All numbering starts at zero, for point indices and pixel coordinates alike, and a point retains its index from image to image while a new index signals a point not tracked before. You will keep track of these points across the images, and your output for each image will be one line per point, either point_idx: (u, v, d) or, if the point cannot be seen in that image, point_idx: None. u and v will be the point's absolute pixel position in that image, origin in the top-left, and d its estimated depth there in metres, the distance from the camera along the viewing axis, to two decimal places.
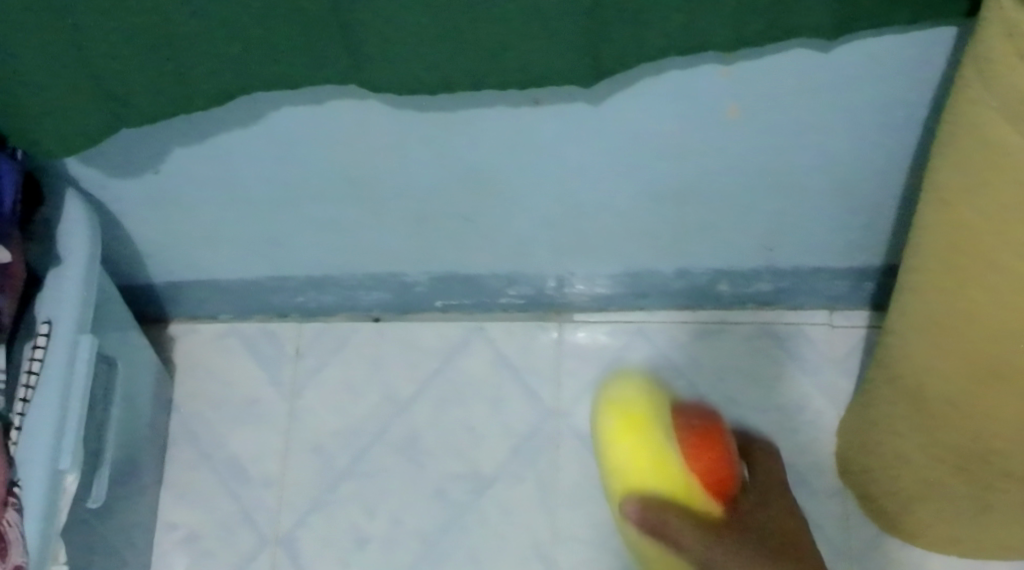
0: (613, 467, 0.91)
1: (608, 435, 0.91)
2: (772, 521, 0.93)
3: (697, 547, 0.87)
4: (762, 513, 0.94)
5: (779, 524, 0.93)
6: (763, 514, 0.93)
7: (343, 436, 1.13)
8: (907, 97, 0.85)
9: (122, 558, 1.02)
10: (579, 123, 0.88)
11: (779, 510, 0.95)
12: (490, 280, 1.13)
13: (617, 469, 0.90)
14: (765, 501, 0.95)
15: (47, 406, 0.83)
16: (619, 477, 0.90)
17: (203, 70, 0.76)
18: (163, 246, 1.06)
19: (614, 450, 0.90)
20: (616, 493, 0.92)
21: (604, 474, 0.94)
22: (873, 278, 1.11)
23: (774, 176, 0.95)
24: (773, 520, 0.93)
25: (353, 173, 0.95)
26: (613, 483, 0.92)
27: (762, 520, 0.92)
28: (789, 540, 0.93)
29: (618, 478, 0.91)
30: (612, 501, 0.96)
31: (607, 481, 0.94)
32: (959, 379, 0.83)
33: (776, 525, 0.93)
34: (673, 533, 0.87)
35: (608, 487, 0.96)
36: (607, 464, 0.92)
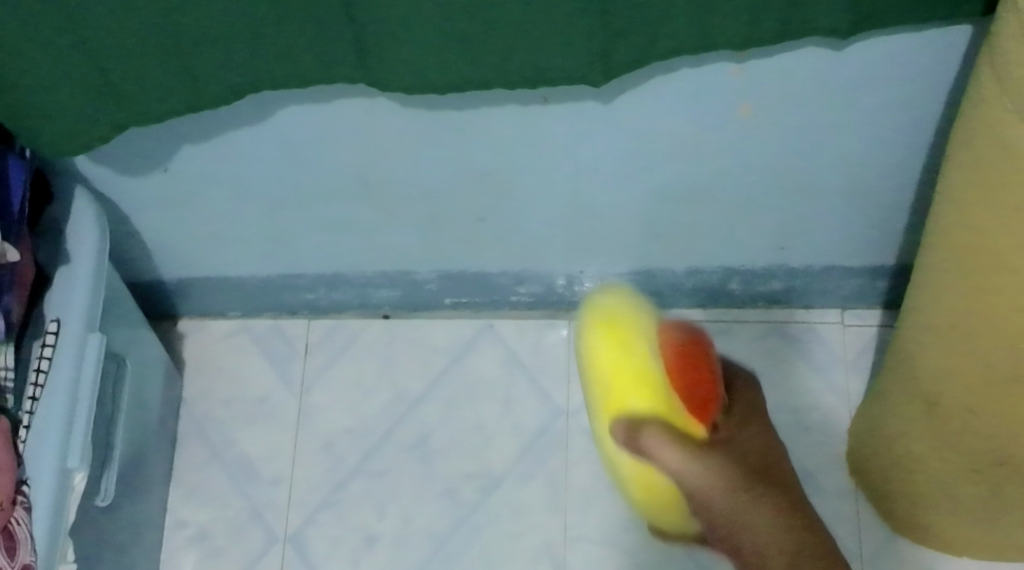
0: (595, 381, 0.82)
1: (592, 351, 0.82)
2: (761, 441, 0.78)
3: (681, 470, 0.74)
4: (741, 433, 0.77)
5: (766, 448, 0.77)
6: (753, 436, 0.78)
7: (352, 434, 1.13)
8: (922, 96, 0.84)
9: (131, 556, 1.02)
10: (589, 121, 0.87)
11: (764, 438, 0.78)
12: (500, 279, 1.12)
13: (599, 381, 0.81)
14: (750, 423, 0.79)
15: (56, 404, 0.83)
16: (603, 391, 0.81)
17: (210, 69, 0.76)
18: (172, 243, 1.06)
19: (596, 363, 0.82)
20: (602, 412, 0.82)
21: (590, 394, 0.85)
22: (886, 277, 1.10)
23: (786, 175, 0.94)
24: (763, 445, 0.77)
25: (362, 171, 0.94)
26: (598, 403, 0.84)
27: (748, 443, 0.77)
28: (774, 458, 0.77)
29: (601, 393, 0.82)
30: (600, 421, 0.86)
31: (592, 398, 0.85)
32: (972, 381, 0.82)
33: (760, 446, 0.77)
34: (654, 449, 0.74)
35: (596, 408, 0.85)
36: (589, 378, 0.84)
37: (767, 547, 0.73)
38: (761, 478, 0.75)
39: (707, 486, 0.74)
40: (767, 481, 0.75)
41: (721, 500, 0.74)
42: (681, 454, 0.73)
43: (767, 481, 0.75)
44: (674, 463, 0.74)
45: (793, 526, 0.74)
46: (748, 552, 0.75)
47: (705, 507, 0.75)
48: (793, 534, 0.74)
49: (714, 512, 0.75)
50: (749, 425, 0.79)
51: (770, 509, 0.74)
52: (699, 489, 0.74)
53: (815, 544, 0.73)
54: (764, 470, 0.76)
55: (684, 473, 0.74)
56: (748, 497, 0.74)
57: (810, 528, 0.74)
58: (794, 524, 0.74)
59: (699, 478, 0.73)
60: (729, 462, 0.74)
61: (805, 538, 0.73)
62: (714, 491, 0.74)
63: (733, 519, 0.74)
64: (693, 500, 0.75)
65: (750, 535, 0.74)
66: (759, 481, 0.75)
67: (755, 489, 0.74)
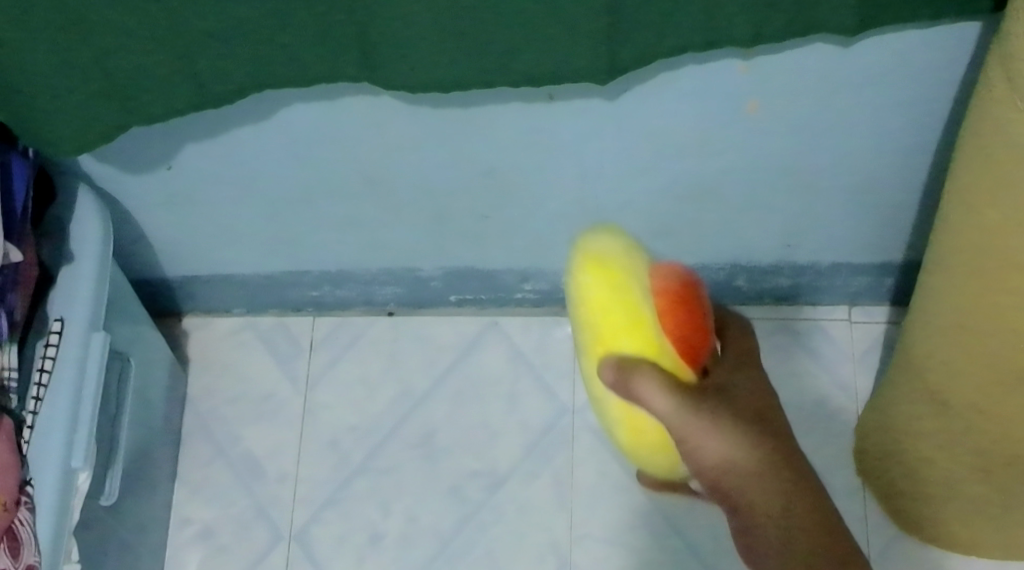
0: (584, 325, 0.74)
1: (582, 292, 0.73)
2: (753, 389, 0.75)
3: (672, 417, 0.70)
4: (736, 382, 0.74)
5: (757, 397, 0.75)
6: (744, 385, 0.75)
7: (358, 432, 1.13)
8: (930, 92, 0.84)
9: (137, 554, 1.02)
10: (595, 118, 0.87)
11: (754, 386, 0.76)
12: (505, 276, 1.11)
13: (590, 322, 0.73)
14: (741, 372, 0.76)
15: (60, 404, 0.83)
16: (594, 331, 0.73)
17: (213, 69, 0.76)
18: (176, 241, 1.06)
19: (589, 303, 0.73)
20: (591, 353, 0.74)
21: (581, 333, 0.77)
22: (894, 274, 1.09)
23: (792, 172, 0.94)
24: (752, 391, 0.75)
25: (366, 168, 0.94)
26: (586, 345, 0.75)
27: (741, 390, 0.74)
28: (766, 404, 0.75)
29: (592, 335, 0.73)
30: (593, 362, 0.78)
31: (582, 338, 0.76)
32: (981, 381, 0.82)
33: (752, 394, 0.75)
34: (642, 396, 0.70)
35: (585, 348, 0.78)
36: (578, 318, 0.75)
37: (756, 495, 0.72)
38: (755, 427, 0.73)
39: (704, 437, 0.71)
40: (760, 430, 0.73)
41: (713, 449, 0.71)
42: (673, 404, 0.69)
43: (762, 430, 0.73)
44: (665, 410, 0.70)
45: (783, 478, 0.72)
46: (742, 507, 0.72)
47: (696, 460, 0.72)
48: (784, 486, 0.72)
49: (701, 463, 0.72)
50: (737, 370, 0.76)
51: (762, 459, 0.72)
52: (690, 437, 0.71)
53: (803, 498, 0.72)
54: (757, 417, 0.73)
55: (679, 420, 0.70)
56: (743, 448, 0.72)
57: (800, 479, 0.72)
58: (785, 475, 0.72)
59: (694, 428, 0.70)
60: (728, 417, 0.72)
61: (792, 490, 0.72)
62: (710, 441, 0.71)
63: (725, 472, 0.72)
64: (687, 449, 0.72)
65: (739, 485, 0.72)
66: (753, 427, 0.72)
67: (751, 437, 0.72)
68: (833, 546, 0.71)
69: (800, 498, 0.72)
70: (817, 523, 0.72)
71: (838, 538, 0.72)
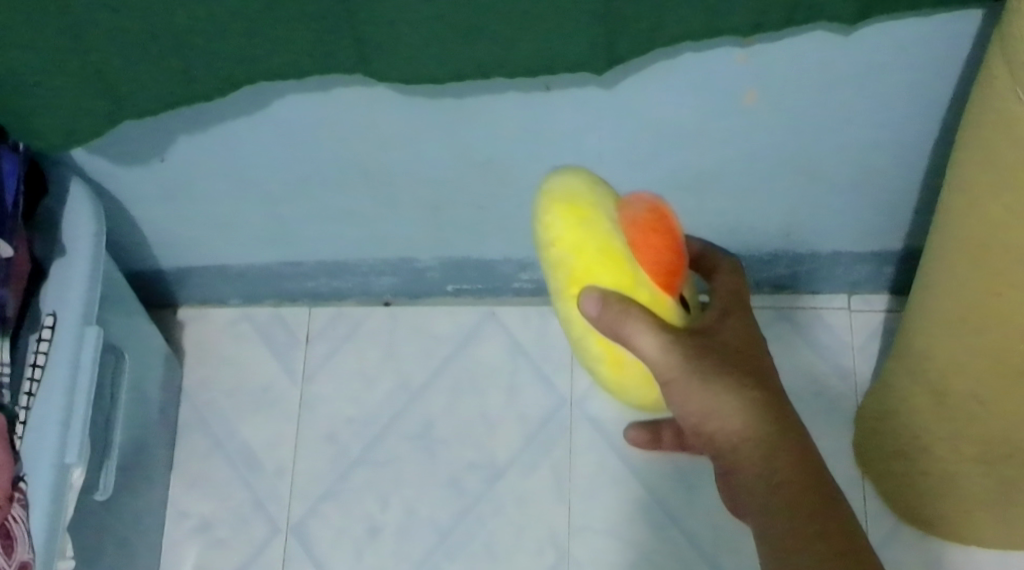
0: (554, 266, 0.73)
1: (551, 233, 0.72)
2: (741, 337, 0.77)
3: (657, 358, 0.71)
4: (724, 330, 0.76)
5: (746, 346, 0.76)
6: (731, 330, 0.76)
7: (355, 423, 1.13)
8: (931, 80, 0.83)
9: (133, 548, 1.02)
10: (591, 108, 0.86)
11: (744, 335, 0.77)
12: (503, 266, 1.11)
13: (561, 262, 0.72)
14: (733, 322, 0.77)
15: (54, 400, 0.82)
16: (568, 272, 0.72)
17: (204, 62, 0.75)
18: (171, 233, 1.05)
19: (559, 242, 0.72)
20: (565, 294, 0.73)
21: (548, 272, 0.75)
22: (894, 262, 1.08)
23: (791, 161, 0.93)
24: (742, 339, 0.76)
25: (361, 159, 0.93)
26: (557, 286, 0.74)
27: (730, 338, 0.76)
28: (755, 353, 0.76)
29: (565, 275, 0.72)
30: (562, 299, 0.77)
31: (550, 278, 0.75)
32: (984, 373, 0.81)
33: (740, 342, 0.76)
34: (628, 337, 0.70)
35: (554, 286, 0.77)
36: (546, 258, 0.74)
37: (736, 439, 0.74)
38: (739, 374, 0.74)
39: (686, 379, 0.73)
40: (744, 376, 0.74)
41: (695, 396, 0.73)
42: (656, 342, 0.70)
43: (746, 376, 0.74)
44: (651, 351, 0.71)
45: (765, 421, 0.74)
46: (721, 444, 0.75)
47: (681, 402, 0.74)
48: (765, 429, 0.73)
49: (685, 405, 0.74)
50: (729, 318, 0.77)
51: (745, 402, 0.74)
52: (671, 380, 0.73)
53: (786, 441, 0.73)
54: (744, 363, 0.75)
55: (658, 362, 0.71)
56: (728, 391, 0.73)
57: (784, 422, 0.74)
58: (767, 419, 0.74)
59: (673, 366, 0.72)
60: (709, 356, 0.74)
61: (776, 433, 0.74)
62: (692, 383, 0.73)
63: (709, 415, 0.74)
64: (672, 390, 0.74)
65: (724, 426, 0.74)
66: (736, 373, 0.74)
67: (734, 382, 0.74)
68: (817, 492, 0.73)
69: (782, 441, 0.73)
70: (799, 464, 0.73)
71: (821, 481, 0.73)
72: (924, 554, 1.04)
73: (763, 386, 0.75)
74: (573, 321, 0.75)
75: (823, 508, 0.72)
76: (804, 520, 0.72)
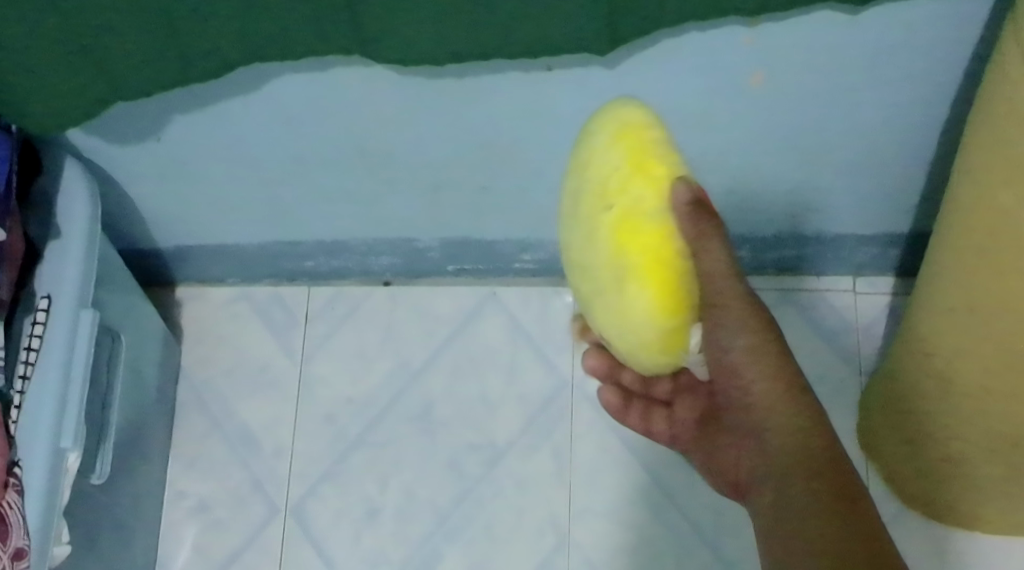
0: (630, 150, 0.65)
1: (631, 122, 0.66)
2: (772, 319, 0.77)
3: (717, 276, 0.69)
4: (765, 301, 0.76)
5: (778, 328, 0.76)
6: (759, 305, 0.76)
7: (354, 404, 1.12)
8: (941, 63, 0.81)
9: (129, 529, 1.02)
10: (594, 89, 0.84)
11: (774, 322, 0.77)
12: (504, 247, 1.09)
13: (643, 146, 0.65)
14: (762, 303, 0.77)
15: (49, 385, 0.82)
16: (652, 155, 0.65)
17: (199, 42, 0.73)
18: (168, 212, 1.04)
19: (640, 130, 0.66)
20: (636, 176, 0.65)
21: (602, 164, 0.66)
22: (901, 245, 1.07)
23: (797, 143, 0.91)
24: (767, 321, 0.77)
25: (359, 139, 0.91)
26: (625, 169, 0.65)
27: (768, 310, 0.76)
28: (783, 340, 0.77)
29: (646, 156, 0.65)
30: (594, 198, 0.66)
31: (607, 167, 0.66)
32: (993, 362, 0.81)
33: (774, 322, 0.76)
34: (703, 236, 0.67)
35: (593, 182, 0.66)
36: (612, 147, 0.66)
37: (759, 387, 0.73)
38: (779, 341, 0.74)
39: (733, 318, 0.71)
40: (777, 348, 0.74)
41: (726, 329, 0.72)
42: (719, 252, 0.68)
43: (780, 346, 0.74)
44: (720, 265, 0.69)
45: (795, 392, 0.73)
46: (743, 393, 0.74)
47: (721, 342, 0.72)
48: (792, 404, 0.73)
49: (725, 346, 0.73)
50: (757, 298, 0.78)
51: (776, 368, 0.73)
52: (722, 309, 0.71)
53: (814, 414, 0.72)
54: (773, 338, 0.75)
55: (718, 282, 0.70)
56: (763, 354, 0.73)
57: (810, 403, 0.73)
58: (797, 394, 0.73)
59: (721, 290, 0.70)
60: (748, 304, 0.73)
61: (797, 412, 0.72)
62: (737, 325, 0.72)
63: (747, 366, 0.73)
64: (713, 324, 0.72)
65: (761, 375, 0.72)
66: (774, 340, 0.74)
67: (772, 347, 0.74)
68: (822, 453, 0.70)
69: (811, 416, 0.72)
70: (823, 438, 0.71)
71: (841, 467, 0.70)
72: (926, 539, 1.03)
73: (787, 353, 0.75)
74: (633, 211, 0.65)
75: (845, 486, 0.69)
76: (824, 496, 0.68)
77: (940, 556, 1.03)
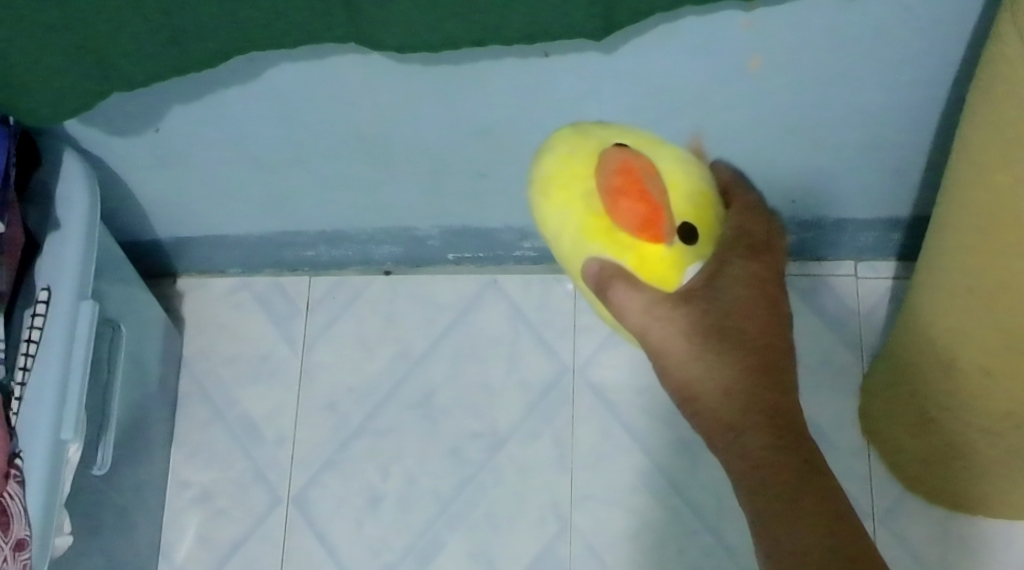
0: (552, 242, 0.75)
1: (542, 208, 0.74)
2: (743, 316, 0.71)
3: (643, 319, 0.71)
4: (753, 260, 0.71)
5: (742, 327, 0.71)
6: (740, 265, 0.71)
7: (355, 393, 1.12)
8: (940, 45, 0.80)
9: (132, 519, 1.02)
10: (590, 74, 0.84)
11: (751, 313, 0.71)
12: (504, 234, 1.09)
13: (565, 225, 0.72)
14: (764, 257, 0.72)
15: (50, 376, 0.82)
16: (564, 248, 0.73)
17: (194, 31, 0.73)
18: (167, 203, 1.04)
19: (561, 189, 0.72)
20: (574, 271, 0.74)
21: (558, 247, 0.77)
22: (902, 229, 1.06)
23: (796, 127, 0.91)
24: (740, 321, 0.71)
25: (356, 127, 0.91)
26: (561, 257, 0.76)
27: (729, 308, 0.71)
28: (766, 331, 0.71)
29: (560, 252, 0.74)
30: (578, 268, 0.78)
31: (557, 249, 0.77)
32: (995, 346, 0.80)
33: (737, 324, 0.71)
34: (618, 306, 0.71)
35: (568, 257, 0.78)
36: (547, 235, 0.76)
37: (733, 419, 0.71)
38: (758, 310, 0.71)
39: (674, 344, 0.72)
40: (728, 360, 0.71)
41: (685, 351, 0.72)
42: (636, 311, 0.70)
43: (736, 351, 0.71)
44: (642, 310, 0.70)
45: (749, 404, 0.71)
46: None
47: None
48: (742, 429, 0.71)
49: None
50: (717, 291, 0.70)
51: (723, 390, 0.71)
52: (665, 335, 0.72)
53: (771, 399, 0.71)
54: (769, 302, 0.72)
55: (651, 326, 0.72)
56: (704, 379, 0.71)
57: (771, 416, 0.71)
58: (750, 408, 0.71)
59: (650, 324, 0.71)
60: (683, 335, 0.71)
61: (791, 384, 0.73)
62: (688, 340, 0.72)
63: (694, 389, 0.72)
64: None
65: (701, 385, 0.71)
66: (726, 349, 0.71)
67: (716, 365, 0.71)
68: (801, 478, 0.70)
69: (785, 396, 0.72)
70: (782, 445, 0.70)
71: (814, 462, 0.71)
72: (930, 523, 1.03)
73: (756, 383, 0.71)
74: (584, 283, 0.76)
75: (800, 488, 0.69)
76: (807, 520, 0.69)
77: (943, 540, 1.03)
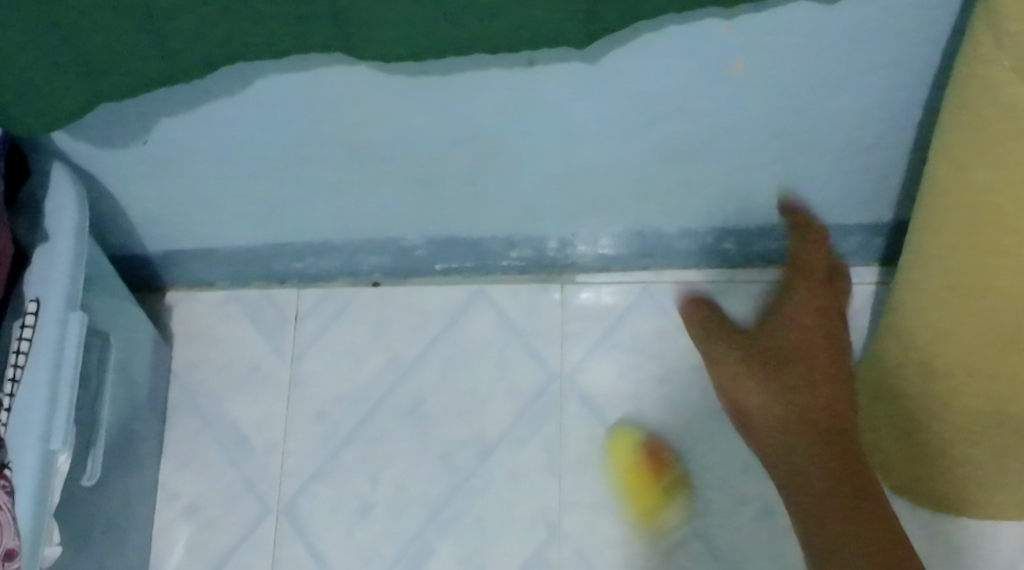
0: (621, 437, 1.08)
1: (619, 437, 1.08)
2: (798, 337, 1.00)
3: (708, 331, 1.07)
4: (814, 296, 1.02)
5: (808, 357, 0.98)
6: (802, 296, 1.03)
7: (346, 402, 1.12)
8: (919, 50, 0.81)
9: (122, 531, 1.02)
10: (576, 82, 0.85)
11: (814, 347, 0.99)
12: (491, 243, 1.10)
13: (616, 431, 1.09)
14: (823, 291, 1.03)
15: (39, 387, 0.82)
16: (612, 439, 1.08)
17: (182, 43, 0.74)
18: (155, 216, 1.04)
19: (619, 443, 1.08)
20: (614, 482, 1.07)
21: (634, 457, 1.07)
22: (884, 233, 1.07)
23: (780, 133, 0.92)
24: (798, 343, 0.99)
25: (343, 137, 0.92)
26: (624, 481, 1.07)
27: (783, 333, 1.01)
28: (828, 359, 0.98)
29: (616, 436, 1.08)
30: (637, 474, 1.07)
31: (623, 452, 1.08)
32: (975, 344, 0.81)
33: (788, 339, 1.00)
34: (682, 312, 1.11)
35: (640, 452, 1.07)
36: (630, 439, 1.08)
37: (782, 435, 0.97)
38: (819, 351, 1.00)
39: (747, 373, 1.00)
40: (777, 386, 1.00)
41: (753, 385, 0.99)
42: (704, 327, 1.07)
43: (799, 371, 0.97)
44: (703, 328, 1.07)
45: (797, 404, 0.96)
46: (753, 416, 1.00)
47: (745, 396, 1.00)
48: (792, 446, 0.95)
49: (748, 399, 0.99)
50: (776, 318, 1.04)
51: (774, 402, 0.97)
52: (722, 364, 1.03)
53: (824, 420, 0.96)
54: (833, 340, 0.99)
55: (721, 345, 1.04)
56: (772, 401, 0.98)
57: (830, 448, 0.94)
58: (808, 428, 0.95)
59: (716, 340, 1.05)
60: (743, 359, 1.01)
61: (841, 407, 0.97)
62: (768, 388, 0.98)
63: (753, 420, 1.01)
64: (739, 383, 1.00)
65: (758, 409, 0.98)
66: (791, 370, 0.98)
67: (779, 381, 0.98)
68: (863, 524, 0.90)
69: (836, 429, 0.95)
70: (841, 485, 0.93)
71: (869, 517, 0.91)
72: (918, 525, 1.03)
73: (811, 400, 0.96)
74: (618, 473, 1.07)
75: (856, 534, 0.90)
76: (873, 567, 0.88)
77: (932, 542, 1.03)
